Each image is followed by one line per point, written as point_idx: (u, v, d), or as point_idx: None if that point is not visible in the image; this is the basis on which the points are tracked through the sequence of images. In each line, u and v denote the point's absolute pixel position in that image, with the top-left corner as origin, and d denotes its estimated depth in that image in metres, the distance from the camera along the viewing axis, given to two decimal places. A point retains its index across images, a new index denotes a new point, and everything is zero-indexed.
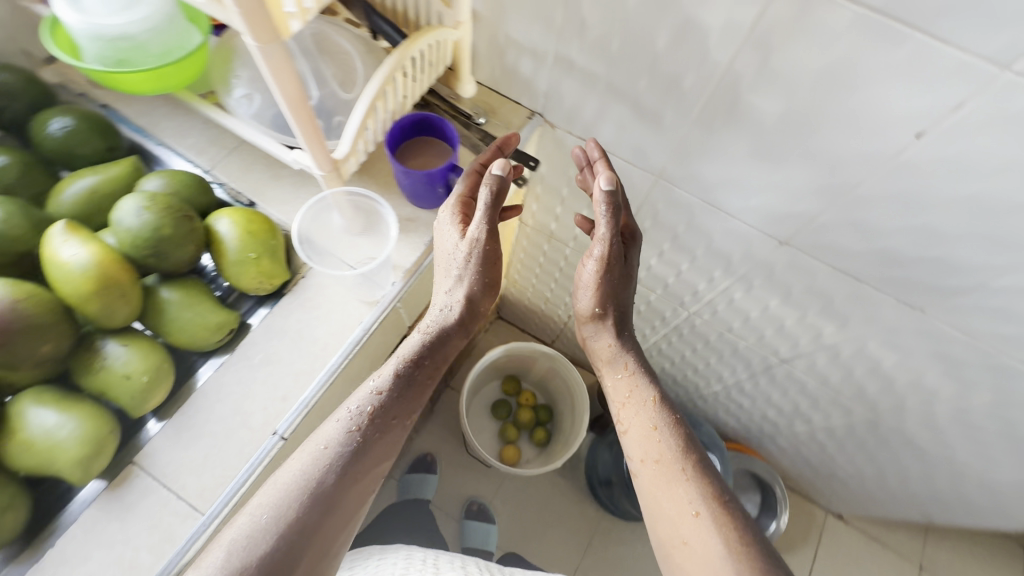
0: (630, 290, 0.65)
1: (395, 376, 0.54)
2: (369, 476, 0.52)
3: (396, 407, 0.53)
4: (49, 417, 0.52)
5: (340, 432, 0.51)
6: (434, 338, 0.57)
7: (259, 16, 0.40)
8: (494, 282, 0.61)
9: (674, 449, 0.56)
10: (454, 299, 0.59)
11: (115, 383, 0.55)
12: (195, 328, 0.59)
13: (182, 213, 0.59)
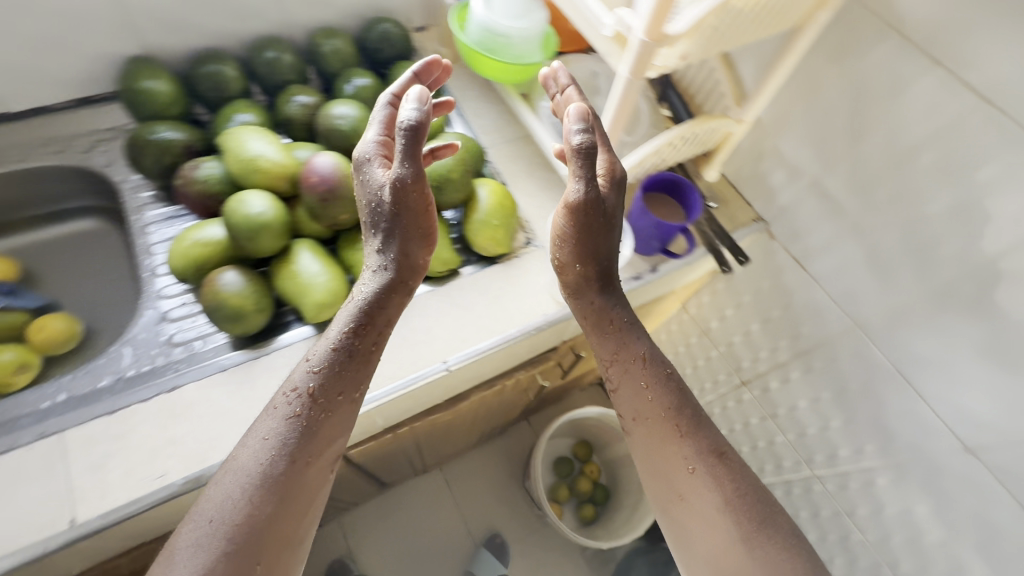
0: (612, 241, 0.54)
1: (326, 348, 0.49)
2: (319, 448, 0.48)
3: (330, 381, 0.48)
4: (315, 265, 0.66)
5: (280, 420, 0.46)
6: (366, 300, 0.51)
7: (644, 60, 0.49)
8: (425, 229, 0.53)
9: (673, 411, 0.51)
10: (387, 258, 0.52)
11: (362, 265, 0.68)
12: (430, 254, 0.71)
13: (467, 168, 0.72)
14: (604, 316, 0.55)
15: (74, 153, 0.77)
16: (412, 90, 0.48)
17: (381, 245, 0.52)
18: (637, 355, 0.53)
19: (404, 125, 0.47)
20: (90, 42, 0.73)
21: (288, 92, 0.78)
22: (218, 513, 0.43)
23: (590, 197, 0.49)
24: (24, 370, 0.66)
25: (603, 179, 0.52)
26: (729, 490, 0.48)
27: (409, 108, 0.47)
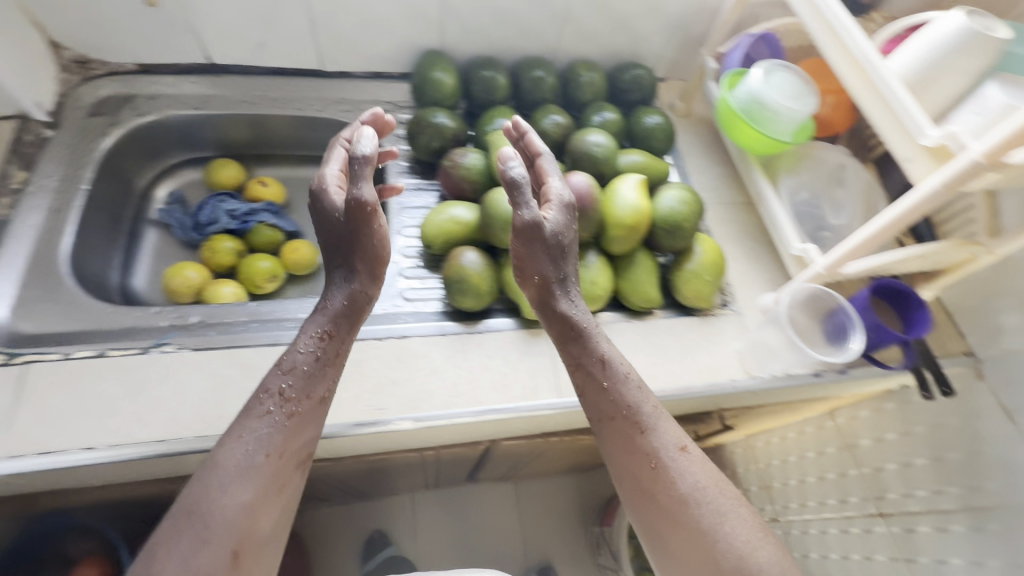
0: (556, 269, 0.59)
1: (298, 353, 0.54)
2: (285, 433, 0.51)
3: (297, 381, 0.53)
4: None
5: (256, 426, 0.50)
6: (331, 315, 0.56)
7: (963, 178, 0.50)
8: (377, 263, 0.60)
9: (597, 369, 0.57)
10: (349, 292, 0.59)
11: (577, 280, 0.72)
12: (638, 289, 0.74)
13: (695, 220, 0.75)
14: (575, 337, 0.59)
15: (358, 115, 0.90)
16: (362, 132, 0.57)
17: (332, 279, 0.59)
18: (598, 354, 0.58)
19: (359, 159, 0.55)
20: (406, 31, 0.86)
21: (544, 111, 0.87)
22: (197, 505, 0.46)
23: (522, 212, 0.56)
24: (272, 279, 0.81)
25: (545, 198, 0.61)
26: (675, 445, 0.54)
27: (365, 146, 0.56)
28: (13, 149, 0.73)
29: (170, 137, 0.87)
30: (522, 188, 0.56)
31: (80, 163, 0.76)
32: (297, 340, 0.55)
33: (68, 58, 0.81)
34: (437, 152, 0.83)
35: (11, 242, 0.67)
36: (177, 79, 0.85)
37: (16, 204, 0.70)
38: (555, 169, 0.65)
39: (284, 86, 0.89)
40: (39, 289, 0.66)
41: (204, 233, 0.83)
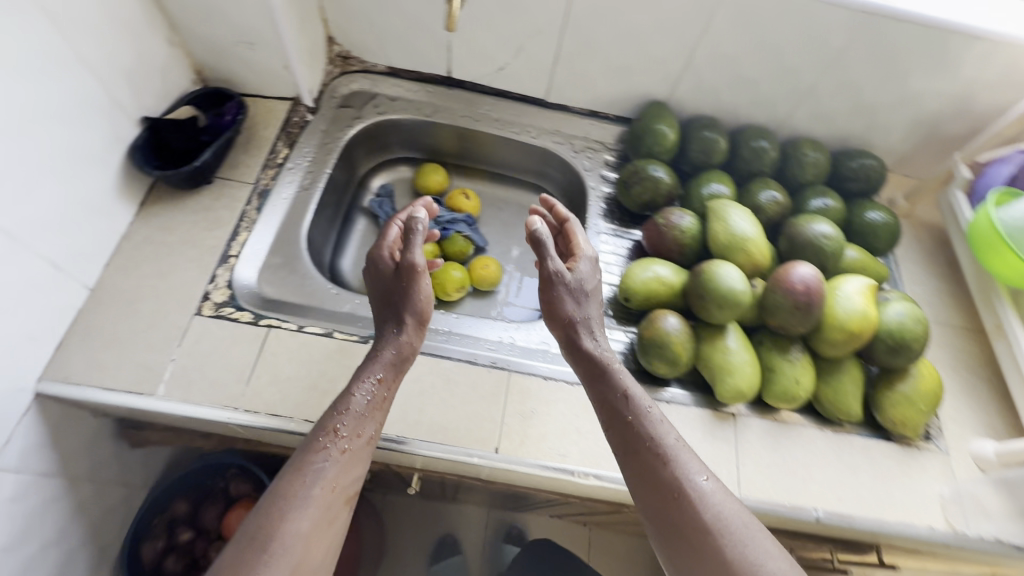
0: (585, 308, 0.64)
1: (359, 395, 0.56)
2: (341, 468, 0.53)
3: (350, 422, 0.55)
4: (739, 350, 0.68)
5: (314, 459, 0.52)
6: (386, 364, 0.59)
7: None
8: (415, 316, 0.62)
9: (620, 404, 0.59)
10: (398, 343, 0.60)
11: (776, 374, 0.68)
12: (840, 399, 0.68)
13: (922, 341, 0.68)
14: (602, 376, 0.61)
15: (568, 150, 0.92)
16: (419, 210, 0.64)
17: (387, 334, 0.61)
18: (620, 388, 0.59)
19: (415, 231, 0.62)
20: (641, 80, 0.86)
21: (759, 184, 0.84)
22: (264, 531, 0.48)
23: (551, 266, 0.64)
24: (459, 289, 0.84)
25: (577, 254, 0.68)
26: (702, 475, 0.55)
27: (421, 221, 0.63)
28: (281, 125, 0.80)
29: (396, 137, 0.93)
30: (546, 244, 0.65)
31: (328, 148, 0.83)
32: (355, 383, 0.57)
33: (335, 52, 0.89)
34: (644, 205, 0.83)
35: (269, 209, 0.74)
36: (417, 86, 0.92)
37: (277, 175, 0.77)
38: (582, 231, 0.71)
39: (507, 109, 0.93)
40: (283, 258, 0.72)
41: None
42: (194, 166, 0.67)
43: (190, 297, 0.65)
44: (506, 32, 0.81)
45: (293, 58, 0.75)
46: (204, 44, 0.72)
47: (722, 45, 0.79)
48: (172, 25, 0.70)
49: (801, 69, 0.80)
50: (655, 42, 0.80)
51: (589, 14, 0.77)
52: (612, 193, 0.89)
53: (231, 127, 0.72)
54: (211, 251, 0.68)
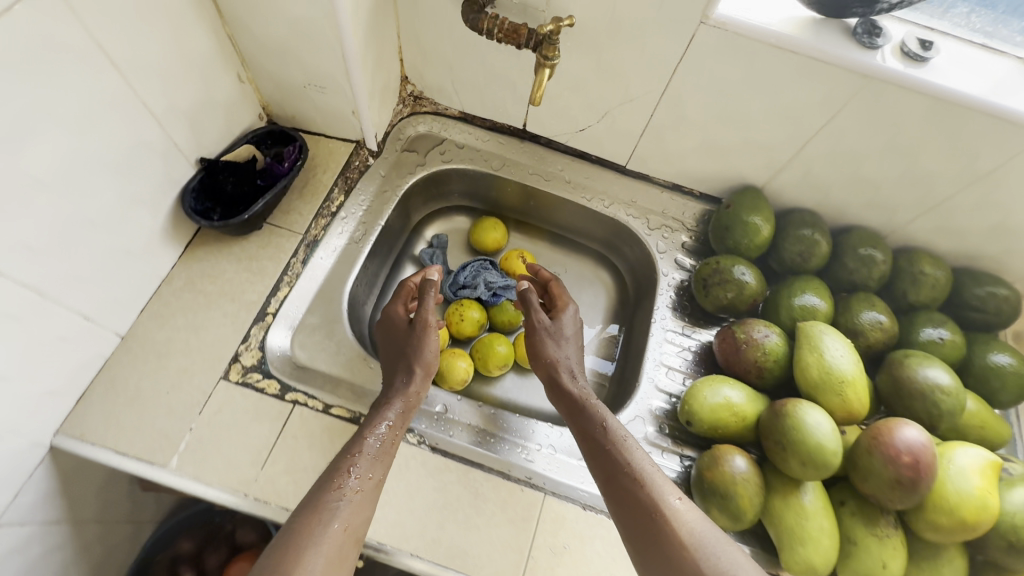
0: (566, 350, 0.68)
1: (372, 440, 0.54)
2: (357, 505, 0.48)
3: (363, 463, 0.51)
4: (819, 517, 0.57)
5: (328, 499, 0.48)
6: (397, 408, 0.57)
7: None
8: (425, 365, 0.61)
9: (600, 435, 0.58)
10: (407, 394, 0.59)
11: (857, 551, 0.57)
12: None
13: None
14: (582, 412, 0.61)
15: (641, 226, 0.83)
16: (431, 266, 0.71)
17: (394, 384, 0.60)
18: (598, 419, 0.59)
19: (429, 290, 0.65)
20: (738, 163, 0.76)
21: (862, 301, 0.72)
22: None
23: (535, 315, 0.71)
24: (502, 366, 0.77)
25: (561, 304, 0.73)
26: (675, 495, 0.52)
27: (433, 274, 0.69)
28: (340, 170, 0.75)
29: (458, 186, 0.87)
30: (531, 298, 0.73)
31: (385, 197, 0.78)
32: (368, 428, 0.55)
33: (408, 91, 0.84)
34: (721, 308, 0.73)
35: (314, 262, 0.70)
36: (488, 135, 0.85)
37: (328, 225, 0.72)
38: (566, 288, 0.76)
39: (580, 172, 0.84)
40: (320, 318, 0.67)
41: (455, 292, 0.83)
42: (240, 219, 0.63)
43: (219, 357, 0.61)
44: (594, 97, 0.74)
45: (362, 105, 0.70)
46: (273, 82, 0.68)
47: (844, 142, 0.68)
48: (245, 61, 0.66)
49: (935, 179, 0.68)
50: (763, 129, 0.70)
51: (692, 91, 0.68)
52: (685, 283, 0.80)
53: (285, 178, 0.68)
54: (248, 306, 0.64)
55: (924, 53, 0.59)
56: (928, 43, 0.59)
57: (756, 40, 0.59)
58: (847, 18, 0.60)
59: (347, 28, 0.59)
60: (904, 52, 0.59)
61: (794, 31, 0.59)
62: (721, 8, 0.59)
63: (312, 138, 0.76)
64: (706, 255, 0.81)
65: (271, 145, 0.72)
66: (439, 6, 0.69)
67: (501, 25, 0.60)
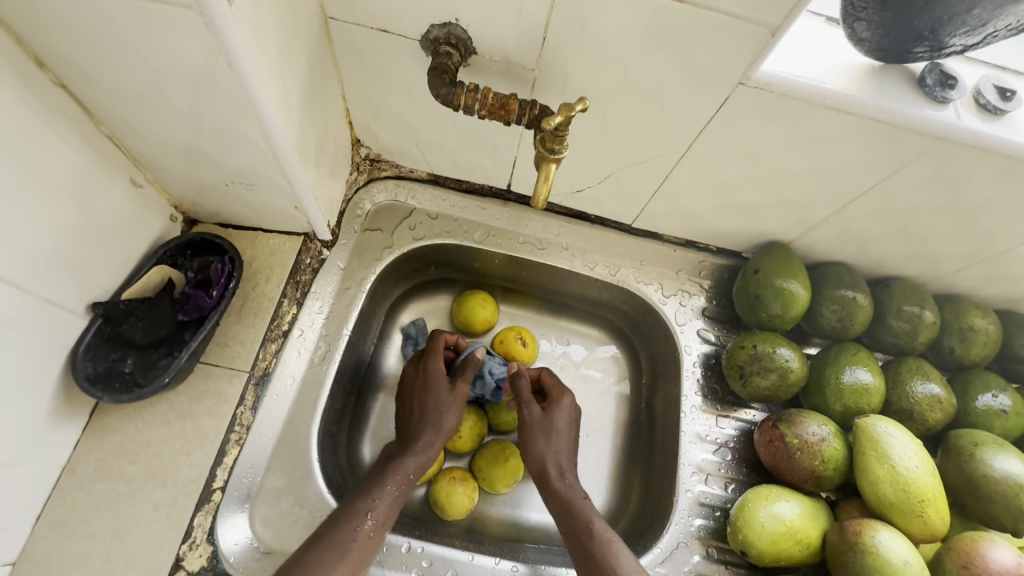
0: (558, 447, 0.58)
1: (391, 484, 0.52)
2: (367, 548, 0.48)
3: (380, 507, 0.50)
4: None
5: (341, 537, 0.47)
6: (418, 454, 0.55)
7: None
8: (446, 418, 0.58)
9: (582, 534, 0.52)
10: (430, 440, 0.56)
11: None
12: None
13: None
14: (566, 509, 0.54)
15: (655, 293, 0.71)
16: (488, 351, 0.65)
17: (418, 428, 0.57)
18: (583, 518, 0.53)
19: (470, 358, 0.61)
20: (766, 221, 0.65)
21: (913, 370, 0.63)
22: None
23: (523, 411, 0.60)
24: (511, 483, 0.65)
25: (553, 396, 0.61)
26: None
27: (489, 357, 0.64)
28: (288, 275, 0.59)
29: (433, 262, 0.72)
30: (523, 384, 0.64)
31: (348, 296, 0.63)
32: (390, 469, 0.53)
33: (361, 154, 0.68)
34: (761, 397, 0.63)
35: (267, 405, 0.54)
36: (465, 198, 0.70)
37: (280, 349, 0.57)
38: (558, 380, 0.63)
39: (579, 234, 0.71)
40: (284, 479, 0.53)
41: None
42: (158, 384, 0.48)
43: (155, 568, 0.47)
44: (596, 159, 0.60)
45: (306, 199, 0.54)
46: (183, 181, 0.52)
47: (896, 201, 0.57)
48: (137, 160, 0.50)
49: (996, 234, 0.59)
50: (801, 189, 0.58)
51: (719, 154, 0.55)
52: (712, 358, 0.69)
53: (213, 315, 0.52)
54: (186, 487, 0.49)
55: (1004, 104, 0.48)
56: (1009, 92, 0.48)
57: (808, 102, 0.47)
58: (911, 63, 0.49)
59: (272, 123, 0.43)
60: (980, 105, 0.48)
61: (852, 87, 0.47)
62: (764, 64, 0.46)
63: (246, 235, 0.60)
64: (730, 321, 0.71)
65: (193, 255, 0.56)
66: (392, 64, 0.53)
67: (484, 100, 0.46)
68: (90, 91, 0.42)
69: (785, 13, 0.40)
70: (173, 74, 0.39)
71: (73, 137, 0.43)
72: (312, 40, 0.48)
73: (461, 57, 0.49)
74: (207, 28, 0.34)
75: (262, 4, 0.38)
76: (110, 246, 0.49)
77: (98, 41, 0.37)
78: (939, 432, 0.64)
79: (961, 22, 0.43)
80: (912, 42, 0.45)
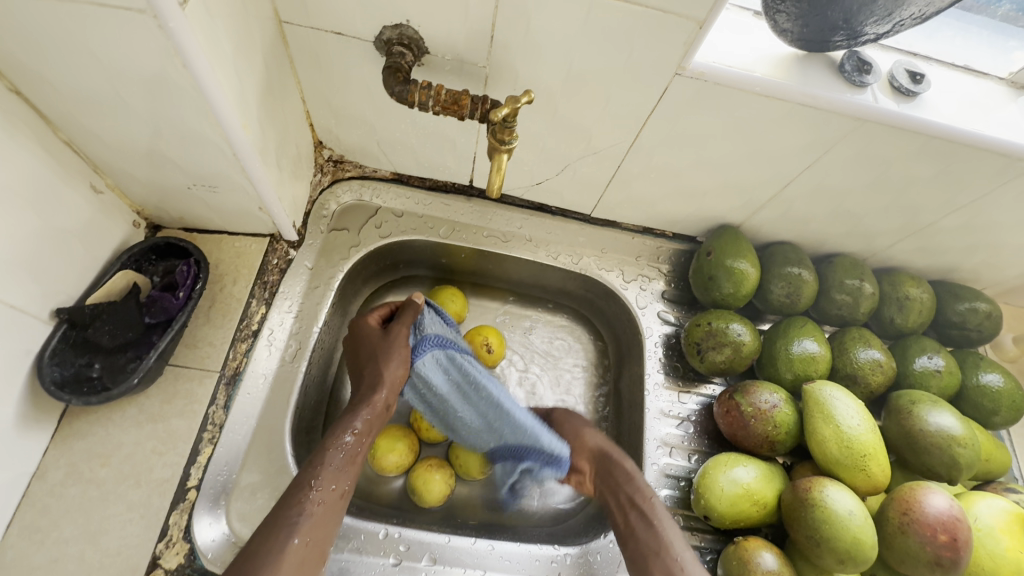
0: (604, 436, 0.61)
1: (337, 449, 0.48)
2: (329, 508, 0.44)
3: (328, 474, 0.46)
4: None
5: (294, 508, 0.43)
6: (363, 415, 0.52)
7: None
8: (392, 376, 0.56)
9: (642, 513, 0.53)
10: (373, 399, 0.54)
11: None
12: None
13: None
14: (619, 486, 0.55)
15: (616, 279, 0.74)
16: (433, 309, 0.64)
17: (359, 393, 0.55)
18: (642, 496, 0.54)
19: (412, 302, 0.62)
20: (715, 206, 0.68)
21: (856, 338, 0.68)
22: None
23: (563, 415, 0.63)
24: (485, 468, 0.67)
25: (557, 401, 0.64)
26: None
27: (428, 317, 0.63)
28: (255, 276, 0.60)
29: (401, 260, 0.74)
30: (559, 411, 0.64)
31: (317, 294, 0.64)
32: (332, 437, 0.49)
33: (325, 156, 0.69)
34: (718, 371, 0.66)
35: (239, 404, 0.55)
36: (429, 195, 0.72)
37: (250, 349, 0.58)
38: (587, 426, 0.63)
39: (541, 225, 0.74)
40: (259, 475, 0.53)
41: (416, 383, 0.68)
42: (127, 385, 0.49)
43: (132, 568, 0.47)
44: (551, 152, 0.63)
45: (270, 200, 0.55)
46: (144, 186, 0.53)
47: (829, 181, 0.61)
48: (97, 166, 0.50)
49: (921, 208, 0.64)
50: (744, 173, 0.62)
51: (665, 142, 0.59)
52: (672, 339, 0.72)
53: (180, 314, 0.53)
54: (161, 487, 0.50)
55: (915, 86, 0.53)
56: (919, 76, 0.53)
57: (740, 89, 0.50)
58: (831, 52, 0.53)
59: (230, 123, 0.44)
60: (894, 88, 0.53)
61: (778, 75, 0.51)
62: (697, 56, 0.50)
63: (211, 238, 0.61)
64: (688, 302, 0.75)
65: (157, 260, 0.57)
66: (348, 65, 0.54)
67: (437, 96, 0.48)
68: (47, 98, 0.43)
69: (708, 7, 0.43)
70: (130, 79, 0.40)
71: (31, 144, 0.44)
72: (267, 43, 0.49)
73: (414, 56, 0.51)
74: (160, 31, 0.35)
75: (216, 9, 0.39)
76: (72, 251, 0.49)
77: (54, 48, 0.38)
78: (883, 395, 0.68)
79: (870, 12, 0.46)
80: (828, 32, 0.49)
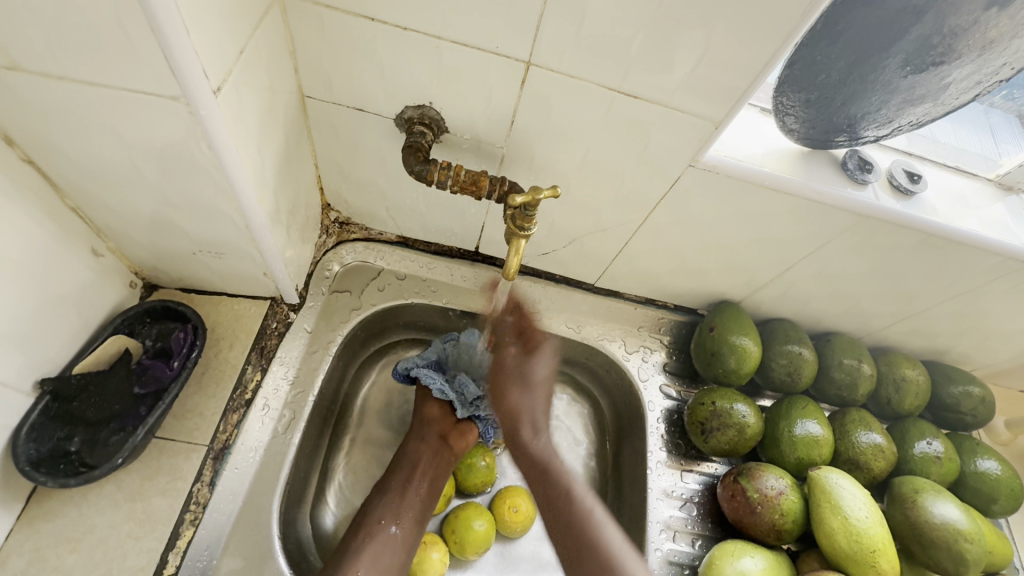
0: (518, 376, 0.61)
1: (393, 490, 0.59)
2: (404, 531, 0.57)
3: (381, 512, 0.57)
4: None
5: (354, 545, 0.55)
6: (414, 465, 0.61)
7: None
8: (438, 424, 0.63)
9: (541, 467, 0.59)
10: (425, 449, 0.61)
11: None
12: None
13: None
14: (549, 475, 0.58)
15: (619, 350, 0.73)
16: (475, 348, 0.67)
17: (410, 442, 0.63)
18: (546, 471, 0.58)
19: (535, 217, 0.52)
20: (717, 282, 0.69)
21: (857, 421, 0.67)
22: None
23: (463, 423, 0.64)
24: (481, 548, 0.63)
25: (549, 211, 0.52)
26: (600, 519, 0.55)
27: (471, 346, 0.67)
28: (252, 341, 0.58)
29: (400, 324, 0.72)
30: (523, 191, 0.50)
31: (315, 359, 0.61)
32: (387, 482, 0.60)
33: (331, 218, 0.68)
34: (721, 452, 0.65)
35: (225, 480, 0.52)
36: (433, 259, 0.71)
37: (242, 419, 0.55)
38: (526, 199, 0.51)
39: (545, 294, 0.73)
40: (242, 560, 0.49)
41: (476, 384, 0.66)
42: (109, 466, 0.46)
43: None
44: (560, 226, 0.62)
45: (275, 267, 0.54)
46: (146, 250, 0.51)
47: (830, 267, 0.63)
48: (99, 230, 0.49)
49: (915, 294, 0.66)
50: (748, 254, 0.63)
51: (673, 224, 0.59)
52: (674, 414, 0.71)
53: (173, 385, 0.50)
54: None
55: (913, 186, 0.55)
56: (916, 176, 0.55)
57: (751, 182, 0.52)
58: (834, 150, 0.55)
59: (247, 198, 0.43)
60: (893, 187, 0.55)
61: (786, 170, 0.53)
62: (709, 149, 0.51)
63: (209, 300, 0.59)
64: (688, 375, 0.74)
65: (151, 323, 0.54)
66: (366, 137, 0.55)
67: (456, 177, 0.49)
68: (58, 168, 0.42)
69: (727, 109, 0.45)
70: (143, 151, 0.39)
71: (36, 210, 0.43)
72: (288, 117, 0.49)
73: (434, 135, 0.52)
74: (190, 117, 0.35)
75: (245, 87, 0.39)
76: (64, 317, 0.47)
77: (74, 124, 0.37)
78: (885, 479, 0.68)
79: (872, 119, 0.49)
80: (831, 134, 0.51)
